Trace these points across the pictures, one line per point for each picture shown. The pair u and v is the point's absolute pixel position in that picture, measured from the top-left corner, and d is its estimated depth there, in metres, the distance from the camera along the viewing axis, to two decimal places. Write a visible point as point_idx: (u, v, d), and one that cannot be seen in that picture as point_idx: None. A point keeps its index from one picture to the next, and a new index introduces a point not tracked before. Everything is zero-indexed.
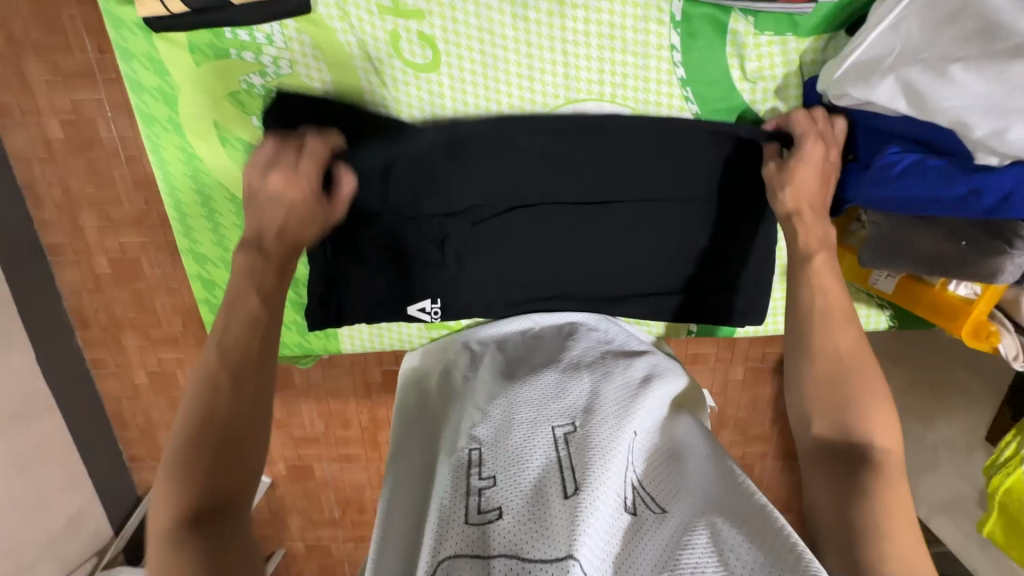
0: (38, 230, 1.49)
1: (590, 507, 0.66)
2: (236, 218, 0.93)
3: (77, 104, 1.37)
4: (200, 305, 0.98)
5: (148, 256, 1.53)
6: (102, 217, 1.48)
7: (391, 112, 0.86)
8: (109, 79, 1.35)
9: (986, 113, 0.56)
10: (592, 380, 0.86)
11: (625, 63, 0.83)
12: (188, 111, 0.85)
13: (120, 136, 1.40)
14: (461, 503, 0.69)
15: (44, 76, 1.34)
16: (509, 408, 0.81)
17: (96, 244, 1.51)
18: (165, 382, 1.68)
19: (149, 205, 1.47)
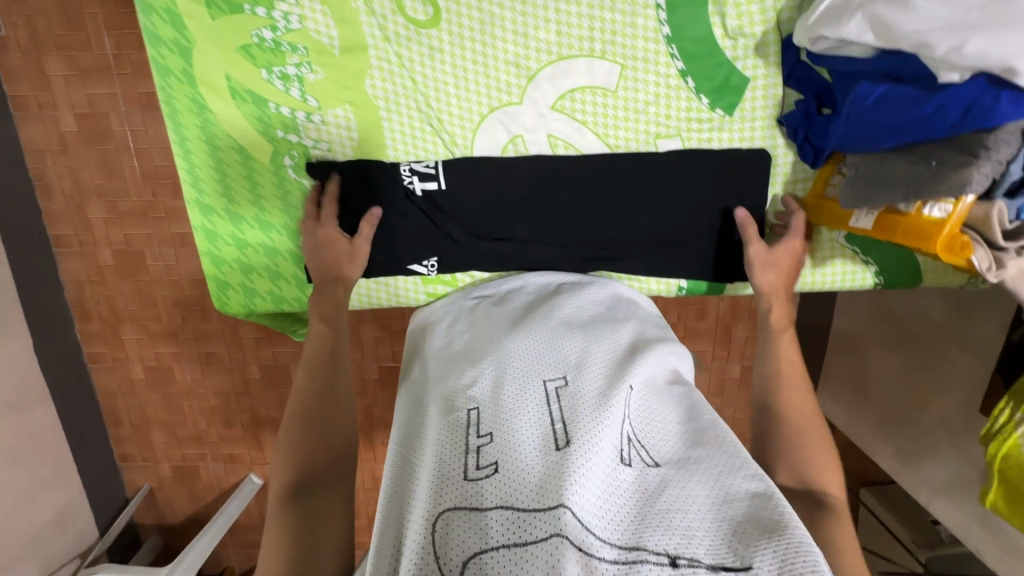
0: (46, 222, 1.53)
1: (588, 461, 0.61)
2: (243, 170, 0.96)
3: (92, 98, 1.42)
4: (203, 257, 1.00)
5: (152, 249, 1.56)
6: (109, 209, 1.52)
7: (392, 66, 0.91)
8: (124, 74, 1.41)
9: (945, 32, 0.60)
10: (586, 338, 0.81)
11: (614, 21, 0.88)
12: (201, 63, 0.90)
13: (132, 129, 1.45)
14: (456, 457, 0.64)
15: (63, 71, 1.41)
16: (502, 366, 0.76)
17: (102, 235, 1.55)
18: (162, 377, 1.68)
19: (155, 197, 1.51)
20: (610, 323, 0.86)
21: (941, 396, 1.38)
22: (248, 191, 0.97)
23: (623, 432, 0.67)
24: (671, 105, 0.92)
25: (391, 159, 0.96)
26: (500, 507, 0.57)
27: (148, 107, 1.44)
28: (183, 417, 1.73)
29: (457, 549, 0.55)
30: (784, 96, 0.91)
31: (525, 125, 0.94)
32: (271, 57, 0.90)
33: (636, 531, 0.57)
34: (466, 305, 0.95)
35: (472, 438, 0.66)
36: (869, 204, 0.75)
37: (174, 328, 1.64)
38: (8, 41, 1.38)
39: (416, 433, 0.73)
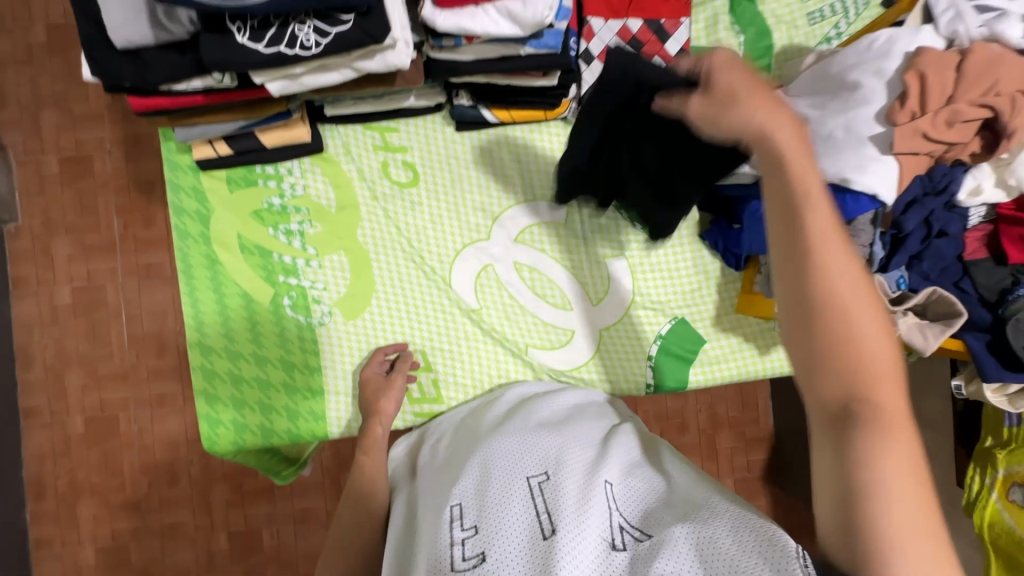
0: (20, 393, 1.54)
1: (571, 547, 0.61)
2: (244, 311, 1.07)
3: (92, 272, 1.56)
4: (197, 396, 1.05)
5: (127, 411, 1.56)
6: (88, 375, 1.56)
7: (381, 217, 1.09)
8: (126, 250, 1.57)
9: None
10: (564, 434, 0.83)
11: (556, 173, 1.11)
12: (217, 226, 1.07)
13: (125, 297, 1.57)
14: (444, 554, 0.65)
15: (68, 250, 1.56)
16: (486, 462, 0.78)
17: (76, 403, 1.56)
18: (115, 557, 1.55)
19: (139, 358, 1.56)
20: (584, 422, 0.90)
21: None
22: (246, 329, 1.07)
23: (609, 516, 0.67)
24: (613, 231, 1.12)
25: (379, 292, 1.09)
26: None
27: (144, 276, 1.57)
28: None
29: None
30: (701, 217, 1.13)
31: (493, 256, 1.11)
32: (277, 218, 1.08)
33: None
34: (452, 422, 0.99)
35: (457, 532, 0.68)
36: None
37: (138, 498, 1.56)
38: (22, 230, 1.55)
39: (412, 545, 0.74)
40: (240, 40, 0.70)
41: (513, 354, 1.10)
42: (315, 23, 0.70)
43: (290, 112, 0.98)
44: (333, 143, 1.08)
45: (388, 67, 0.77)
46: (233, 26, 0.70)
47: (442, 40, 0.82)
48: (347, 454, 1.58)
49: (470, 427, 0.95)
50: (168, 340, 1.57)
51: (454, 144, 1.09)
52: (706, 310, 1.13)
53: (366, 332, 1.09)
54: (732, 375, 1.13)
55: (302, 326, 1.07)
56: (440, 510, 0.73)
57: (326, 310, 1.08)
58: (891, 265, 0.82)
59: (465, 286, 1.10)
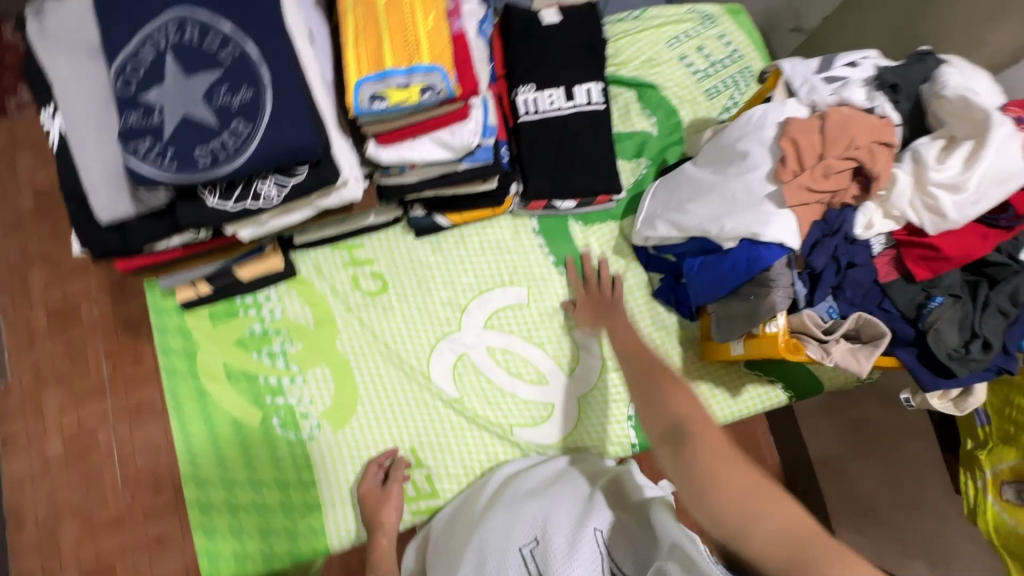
0: (8, 559, 1.48)
1: None
2: (235, 438, 1.11)
3: (83, 418, 1.56)
4: (195, 532, 1.05)
5: (125, 560, 1.50)
6: (81, 525, 1.51)
7: (357, 325, 1.17)
8: (117, 390, 1.60)
9: (711, 221, 0.94)
10: (550, 497, 0.88)
11: (512, 258, 1.22)
12: (203, 359, 1.13)
13: (117, 439, 1.56)
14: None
15: (58, 400, 1.57)
16: (481, 544, 0.83)
17: (70, 559, 1.50)
18: None
19: (133, 499, 1.53)
20: (572, 478, 0.95)
21: (925, 486, 1.43)
22: (239, 454, 1.10)
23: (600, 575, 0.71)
24: (573, 304, 1.21)
25: (363, 397, 1.14)
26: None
27: (136, 414, 1.59)
28: None
29: None
30: (650, 277, 1.22)
31: (466, 344, 1.18)
32: (259, 342, 1.15)
33: None
34: (455, 508, 1.03)
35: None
36: (732, 334, 1.00)
37: None
38: (12, 386, 1.56)
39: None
40: (211, 201, 0.81)
41: (499, 436, 1.14)
42: (275, 178, 0.80)
43: (262, 246, 1.08)
44: (305, 265, 1.18)
45: (343, 200, 0.88)
46: (204, 190, 0.80)
47: (388, 169, 0.94)
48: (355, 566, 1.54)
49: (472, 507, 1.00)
50: (162, 476, 1.54)
51: (415, 248, 1.20)
52: (672, 362, 1.20)
53: (354, 438, 1.12)
54: (711, 419, 1.18)
55: (293, 443, 1.11)
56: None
57: (315, 423, 1.12)
58: (816, 300, 0.91)
59: (444, 377, 1.16)
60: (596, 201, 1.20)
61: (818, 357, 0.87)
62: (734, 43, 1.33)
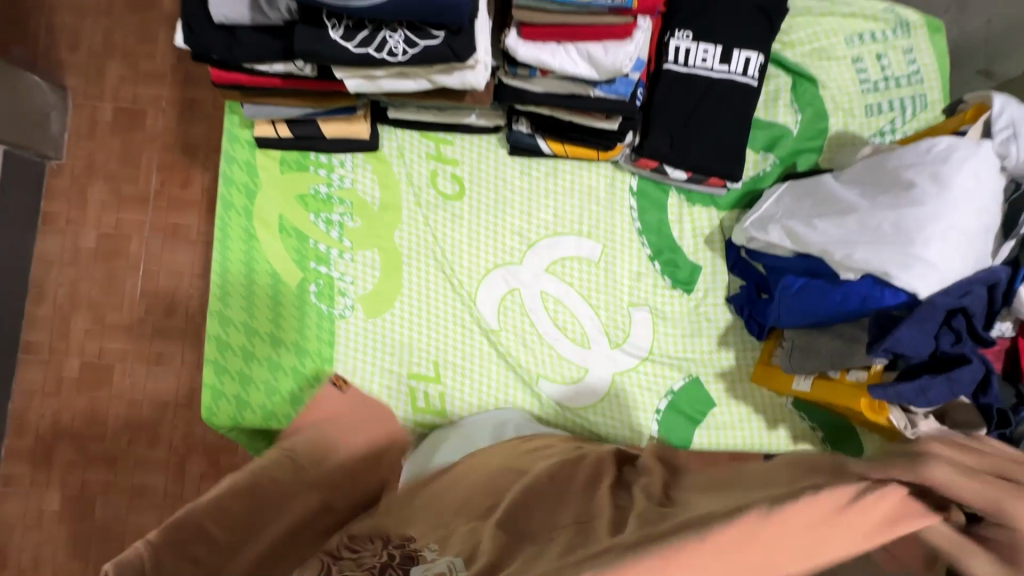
0: (24, 324, 1.49)
1: None
2: (270, 291, 1.08)
3: (120, 221, 1.54)
4: (206, 364, 1.06)
5: (124, 365, 1.50)
6: (93, 320, 1.51)
7: (421, 223, 1.11)
8: (158, 206, 1.55)
9: (839, 244, 0.83)
10: None
11: (599, 214, 1.14)
12: (261, 203, 1.09)
13: (147, 251, 1.54)
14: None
15: (102, 196, 1.55)
16: None
17: (76, 346, 1.50)
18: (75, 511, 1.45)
19: (146, 313, 1.51)
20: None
21: None
22: (269, 308, 1.08)
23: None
24: (642, 279, 1.13)
25: (404, 298, 1.10)
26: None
27: (171, 235, 1.55)
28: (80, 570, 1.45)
29: None
30: (731, 282, 1.14)
31: (522, 281, 1.11)
32: (320, 205, 1.10)
33: None
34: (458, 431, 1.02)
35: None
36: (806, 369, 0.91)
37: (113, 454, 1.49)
38: (64, 168, 1.54)
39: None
40: (332, 34, 0.73)
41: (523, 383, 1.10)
42: (407, 33, 0.72)
43: (354, 108, 1.01)
44: (389, 144, 1.12)
45: (464, 85, 0.80)
46: (329, 22, 0.73)
47: (517, 68, 0.86)
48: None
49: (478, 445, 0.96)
50: (178, 302, 1.52)
51: (505, 164, 1.13)
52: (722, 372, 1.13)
53: (383, 332, 1.09)
54: (739, 444, 1.11)
55: (323, 314, 1.08)
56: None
57: (349, 304, 1.09)
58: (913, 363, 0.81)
59: (489, 306, 1.10)
60: (708, 182, 1.10)
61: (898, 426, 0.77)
62: (918, 63, 1.15)
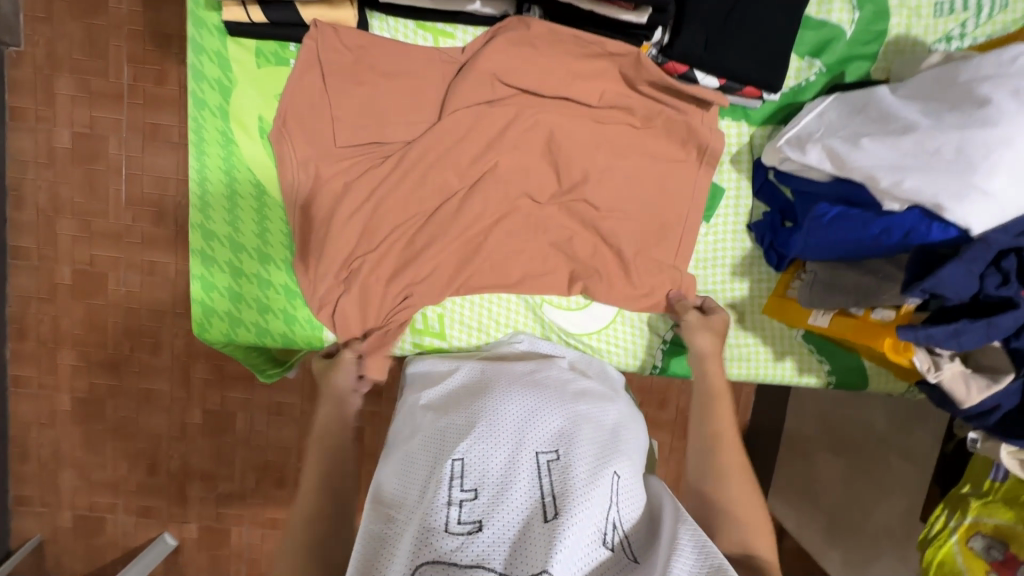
0: (8, 230, 1.46)
1: (566, 538, 0.63)
2: (257, 204, 1.00)
3: (94, 120, 1.43)
4: (193, 280, 1.01)
5: (117, 273, 1.50)
6: (80, 227, 1.48)
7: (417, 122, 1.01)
8: (133, 103, 1.42)
9: (888, 169, 0.74)
10: (569, 413, 0.82)
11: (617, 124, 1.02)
12: (237, 102, 0.97)
13: (127, 155, 1.45)
14: (439, 510, 0.66)
15: (71, 90, 1.41)
16: (486, 448, 0.73)
17: (65, 253, 1.49)
18: (91, 410, 1.57)
19: (134, 222, 1.48)
20: (600, 397, 0.90)
21: (884, 501, 1.44)
22: (255, 221, 1.00)
23: (605, 514, 0.70)
24: None
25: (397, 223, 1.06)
26: (477, 569, 0.61)
27: (151, 137, 1.44)
28: (102, 460, 1.59)
29: None
30: (753, 208, 1.05)
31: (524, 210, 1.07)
32: None
33: (498, 556, 0.63)
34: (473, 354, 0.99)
35: (455, 492, 0.68)
36: (828, 304, 0.85)
37: (119, 358, 1.55)
38: (24, 55, 1.39)
39: (416, 481, 0.72)
40: None
41: (528, 307, 1.07)
42: None
43: None
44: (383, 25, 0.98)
45: None
46: None
47: None
48: (381, 389, 1.63)
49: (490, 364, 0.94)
50: (167, 211, 1.48)
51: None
52: (733, 302, 1.08)
53: None
54: (743, 373, 1.09)
55: None
56: (439, 459, 0.73)
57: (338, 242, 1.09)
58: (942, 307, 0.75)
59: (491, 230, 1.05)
60: (743, 92, 0.97)
61: (920, 368, 0.74)
62: None
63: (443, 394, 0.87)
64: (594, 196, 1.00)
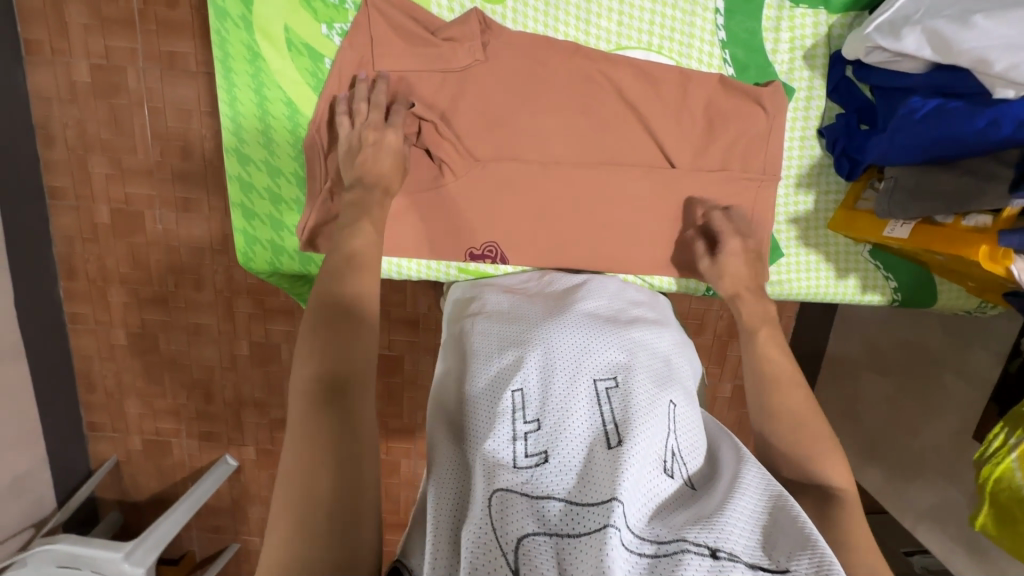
0: (43, 171, 1.46)
1: (633, 463, 0.63)
2: (290, 125, 0.95)
3: (110, 49, 1.37)
4: (233, 209, 0.98)
5: (153, 211, 1.50)
6: (112, 165, 1.46)
7: (443, 11, 0.91)
8: (146, 30, 1.35)
9: (1004, 50, 0.64)
10: (624, 342, 0.82)
11: (674, 18, 0.91)
12: (261, 11, 0.89)
13: (148, 86, 1.40)
14: (506, 444, 0.67)
15: (82, 18, 1.35)
16: (545, 378, 0.74)
17: (101, 192, 1.49)
18: (146, 344, 1.63)
19: (162, 158, 1.46)
20: (654, 326, 0.89)
21: (932, 420, 1.43)
22: (291, 144, 0.96)
23: (667, 441, 0.71)
24: None
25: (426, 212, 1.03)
26: (546, 499, 0.61)
27: (169, 65, 1.38)
28: (162, 389, 1.68)
29: (510, 531, 0.58)
30: (826, 109, 0.95)
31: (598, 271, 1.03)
32: (333, 13, 0.90)
33: (566, 485, 0.63)
34: (523, 279, 0.97)
35: (518, 424, 0.69)
36: (911, 212, 0.78)
37: (165, 294, 1.58)
38: None
39: (476, 410, 0.73)
40: None
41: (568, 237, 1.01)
42: None
43: None
44: (438, 0, 0.90)
45: None
46: None
47: None
48: (418, 317, 1.64)
49: (538, 297, 0.92)
50: (194, 144, 1.45)
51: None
52: (795, 219, 1.01)
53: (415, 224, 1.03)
54: (805, 294, 1.04)
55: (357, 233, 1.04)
56: (499, 387, 0.74)
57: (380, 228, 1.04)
58: None
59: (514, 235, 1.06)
60: None
61: (1018, 277, 0.66)
62: None
63: (497, 322, 0.86)
64: (650, 102, 0.93)
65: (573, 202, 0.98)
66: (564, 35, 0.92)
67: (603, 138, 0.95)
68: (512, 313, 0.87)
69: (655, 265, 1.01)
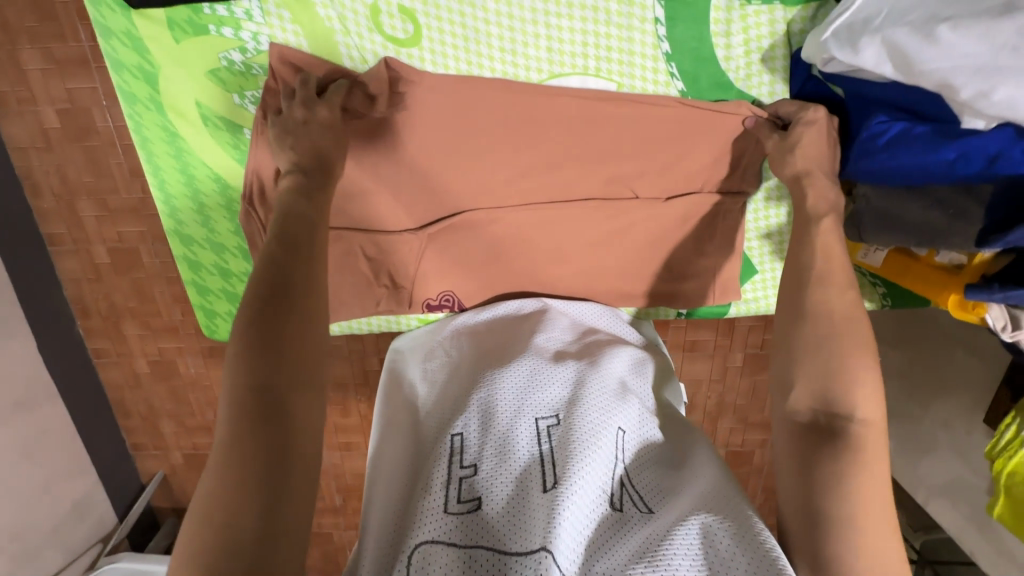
0: (39, 221, 1.39)
1: (568, 504, 0.61)
2: (222, 199, 0.92)
3: (72, 92, 1.26)
4: (188, 287, 0.98)
5: (147, 246, 1.43)
6: (99, 207, 1.38)
7: (354, 63, 0.84)
8: (103, 66, 1.24)
9: (972, 73, 0.54)
10: (573, 372, 0.80)
11: (610, 36, 0.82)
12: (168, 88, 0.85)
13: (117, 124, 1.29)
14: (438, 489, 0.64)
15: (39, 64, 1.23)
16: (485, 420, 0.72)
17: (95, 234, 1.41)
18: (167, 370, 1.58)
19: (146, 194, 1.37)
20: (611, 348, 0.86)
21: (944, 397, 1.36)
22: (228, 219, 0.94)
23: (613, 472, 0.68)
24: None
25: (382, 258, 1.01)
26: (474, 547, 0.59)
27: None
28: (190, 408, 1.64)
29: None
30: None
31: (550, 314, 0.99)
32: (241, 81, 0.84)
33: (498, 531, 0.60)
34: (473, 314, 0.95)
35: (455, 468, 0.67)
36: (884, 240, 0.71)
37: (176, 323, 1.53)
38: None
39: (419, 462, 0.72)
40: None
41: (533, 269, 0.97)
42: None
43: None
44: (348, 52, 0.83)
45: None
46: None
47: None
48: None
49: (489, 332, 0.90)
50: None
51: (485, 31, 0.82)
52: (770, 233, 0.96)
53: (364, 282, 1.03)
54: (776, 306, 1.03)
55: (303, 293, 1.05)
56: (440, 434, 0.72)
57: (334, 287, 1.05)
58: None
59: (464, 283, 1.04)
60: None
61: (993, 327, 0.63)
62: None
63: (445, 367, 0.85)
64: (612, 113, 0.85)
65: (542, 229, 0.93)
66: (491, 71, 0.84)
67: (563, 158, 0.88)
68: (459, 354, 0.86)
69: (625, 293, 0.99)
